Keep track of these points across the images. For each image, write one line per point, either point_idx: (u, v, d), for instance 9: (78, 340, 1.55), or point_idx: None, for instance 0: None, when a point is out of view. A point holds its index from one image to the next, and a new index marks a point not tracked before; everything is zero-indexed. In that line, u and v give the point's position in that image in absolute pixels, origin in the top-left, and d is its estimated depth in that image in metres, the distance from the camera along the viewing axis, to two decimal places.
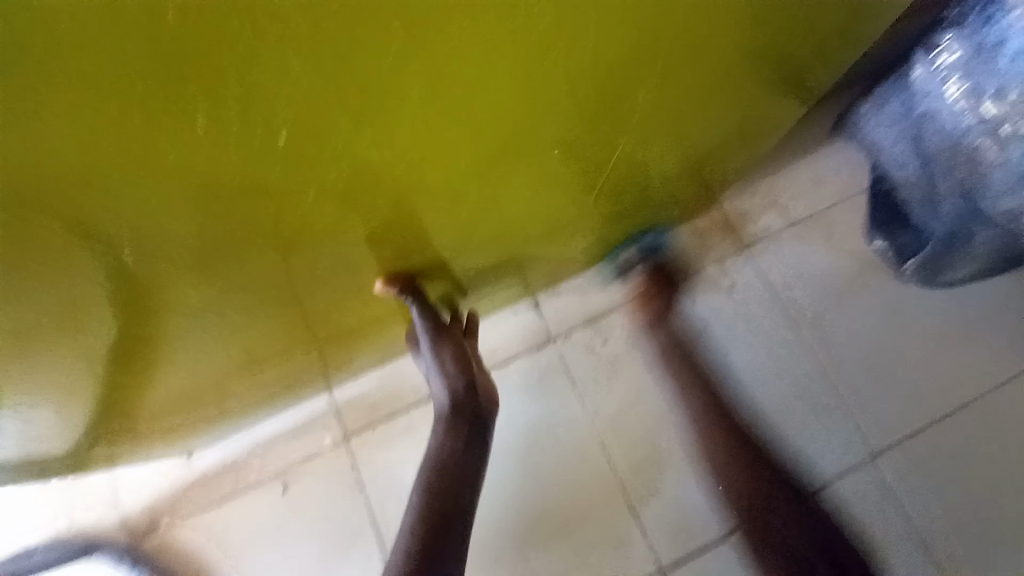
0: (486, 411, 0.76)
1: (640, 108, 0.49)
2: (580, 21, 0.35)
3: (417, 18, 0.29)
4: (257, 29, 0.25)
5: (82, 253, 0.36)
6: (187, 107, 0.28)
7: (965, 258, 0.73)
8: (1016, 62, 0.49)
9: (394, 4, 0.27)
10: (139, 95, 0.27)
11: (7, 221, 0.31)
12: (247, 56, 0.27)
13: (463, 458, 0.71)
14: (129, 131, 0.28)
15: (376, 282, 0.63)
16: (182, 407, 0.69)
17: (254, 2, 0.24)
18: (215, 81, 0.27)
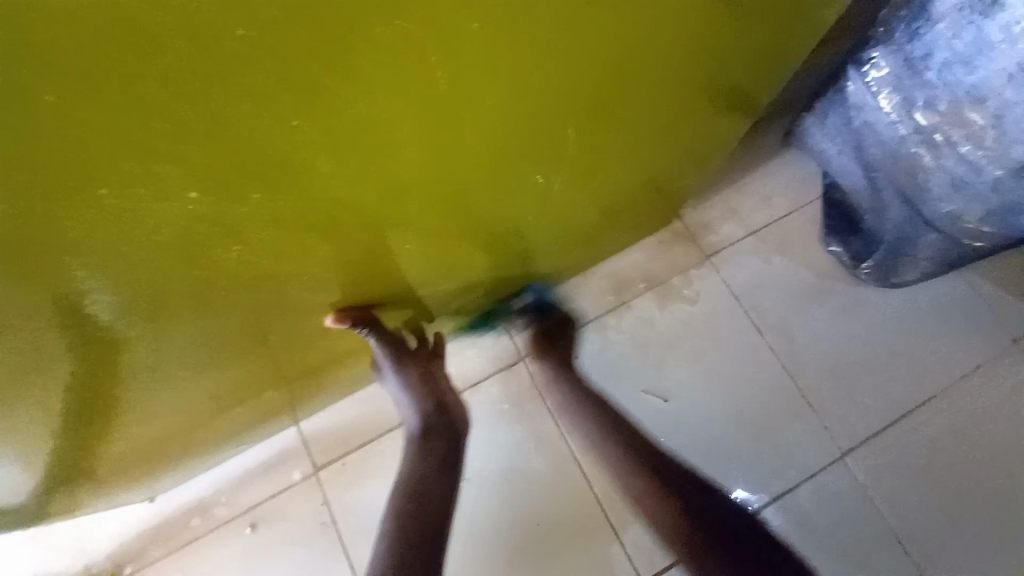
0: (460, 426, 0.75)
1: (597, 127, 0.49)
2: (531, 51, 0.34)
3: (357, 68, 0.28)
4: (198, 88, 0.25)
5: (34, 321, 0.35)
6: (133, 167, 0.28)
7: (913, 265, 0.75)
8: (943, 75, 0.53)
9: (332, 55, 0.27)
10: (78, 160, 0.26)
11: None
12: (188, 114, 0.26)
13: (436, 472, 0.71)
14: (83, 194, 0.28)
15: (326, 319, 0.60)
16: (142, 460, 0.69)
17: (193, 62, 0.24)
18: (146, 150, 0.27)
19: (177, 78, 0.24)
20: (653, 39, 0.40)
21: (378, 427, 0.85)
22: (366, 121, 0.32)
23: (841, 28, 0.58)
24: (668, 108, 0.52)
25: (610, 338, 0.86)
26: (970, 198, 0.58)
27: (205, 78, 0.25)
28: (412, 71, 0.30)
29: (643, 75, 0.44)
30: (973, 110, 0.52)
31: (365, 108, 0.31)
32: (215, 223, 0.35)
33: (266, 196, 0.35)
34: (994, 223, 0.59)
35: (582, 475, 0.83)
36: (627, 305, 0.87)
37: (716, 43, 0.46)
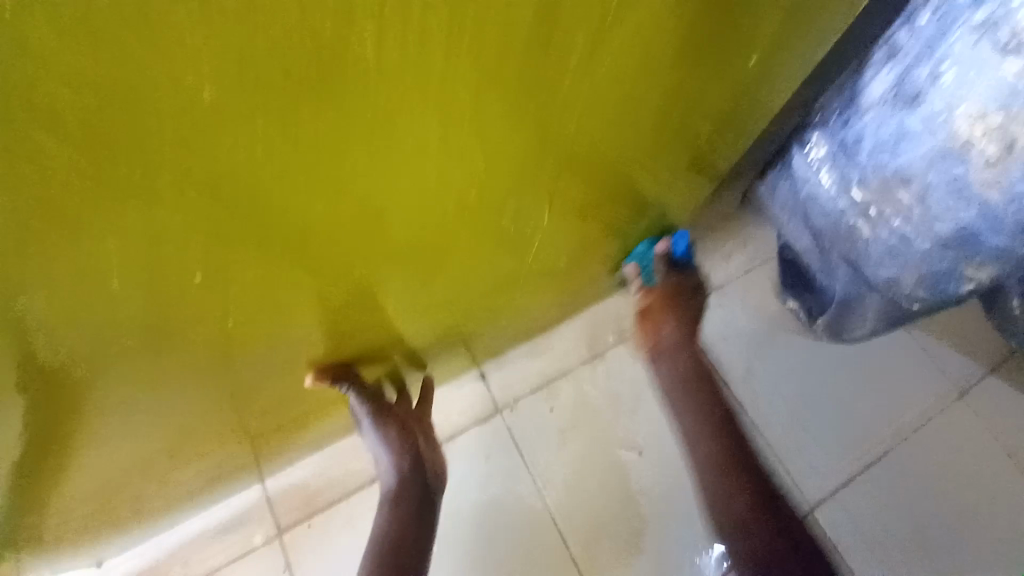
0: (435, 487, 0.74)
1: (571, 190, 0.53)
2: (505, 126, 0.39)
3: (347, 138, 0.32)
4: (201, 150, 0.28)
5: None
6: (132, 221, 0.30)
7: (862, 323, 0.80)
8: (872, 157, 0.60)
9: (327, 127, 0.30)
10: (80, 212, 0.28)
11: None
12: (189, 173, 0.29)
13: (416, 530, 0.69)
14: (74, 246, 0.29)
15: (307, 376, 0.60)
16: (89, 521, 0.65)
17: (200, 130, 0.27)
18: (144, 206, 0.29)
19: (179, 147, 0.27)
20: (613, 114, 0.46)
21: (348, 483, 0.83)
22: (350, 182, 0.35)
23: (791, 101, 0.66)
24: (629, 175, 0.57)
25: (585, 388, 0.88)
26: (904, 264, 0.64)
27: (210, 144, 0.28)
28: (397, 142, 0.34)
29: (608, 144, 0.50)
30: (900, 189, 0.59)
31: (352, 172, 0.35)
32: (200, 275, 0.37)
33: (251, 250, 0.37)
34: (926, 288, 0.64)
35: (560, 532, 0.81)
36: (601, 355, 0.90)
37: (670, 119, 0.52)
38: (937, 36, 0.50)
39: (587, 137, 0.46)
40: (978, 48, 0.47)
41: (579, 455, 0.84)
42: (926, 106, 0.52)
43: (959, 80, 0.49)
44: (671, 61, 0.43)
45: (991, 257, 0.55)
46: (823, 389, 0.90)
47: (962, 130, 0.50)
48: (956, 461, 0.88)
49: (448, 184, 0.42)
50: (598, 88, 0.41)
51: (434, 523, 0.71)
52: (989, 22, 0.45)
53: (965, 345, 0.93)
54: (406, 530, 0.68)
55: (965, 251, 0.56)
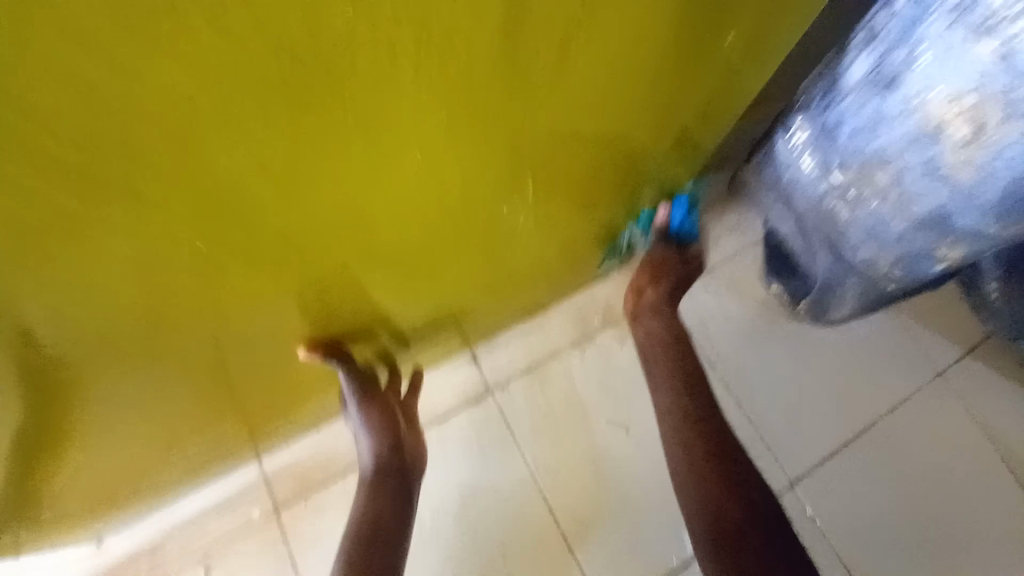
0: (412, 473, 0.74)
1: (557, 177, 0.54)
2: (490, 113, 0.39)
3: (337, 128, 0.33)
4: (192, 139, 0.29)
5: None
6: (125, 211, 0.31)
7: (842, 304, 0.82)
8: (851, 140, 0.61)
9: (315, 116, 0.31)
10: (70, 204, 0.29)
11: None
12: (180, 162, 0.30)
13: (393, 507, 0.69)
14: (68, 237, 0.30)
15: (298, 349, 0.60)
16: (87, 505, 0.66)
17: (191, 120, 0.28)
18: (135, 195, 0.30)
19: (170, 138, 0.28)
20: (592, 104, 0.45)
21: (342, 461, 0.85)
22: (335, 167, 0.36)
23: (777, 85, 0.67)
24: (612, 163, 0.58)
25: (574, 370, 0.90)
26: (881, 244, 0.66)
27: (199, 132, 0.29)
28: (385, 131, 0.35)
29: (588, 134, 0.49)
30: (878, 171, 0.60)
31: (340, 161, 0.36)
32: (193, 263, 0.38)
33: (236, 235, 0.37)
34: (904, 268, 0.66)
35: (551, 507, 0.84)
36: (590, 338, 0.92)
37: (650, 105, 0.51)
38: (916, 19, 0.50)
39: (579, 124, 0.47)
40: (953, 31, 0.47)
41: (567, 434, 0.87)
42: (902, 89, 0.53)
43: (934, 62, 0.50)
44: (643, 51, 0.42)
45: (962, 236, 0.57)
46: (806, 369, 0.93)
47: (936, 112, 0.51)
48: (933, 438, 0.91)
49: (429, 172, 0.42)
50: (579, 78, 0.41)
51: (412, 503, 0.71)
52: (963, 6, 0.46)
53: (946, 328, 0.95)
54: (382, 509, 0.68)
55: (939, 231, 0.58)
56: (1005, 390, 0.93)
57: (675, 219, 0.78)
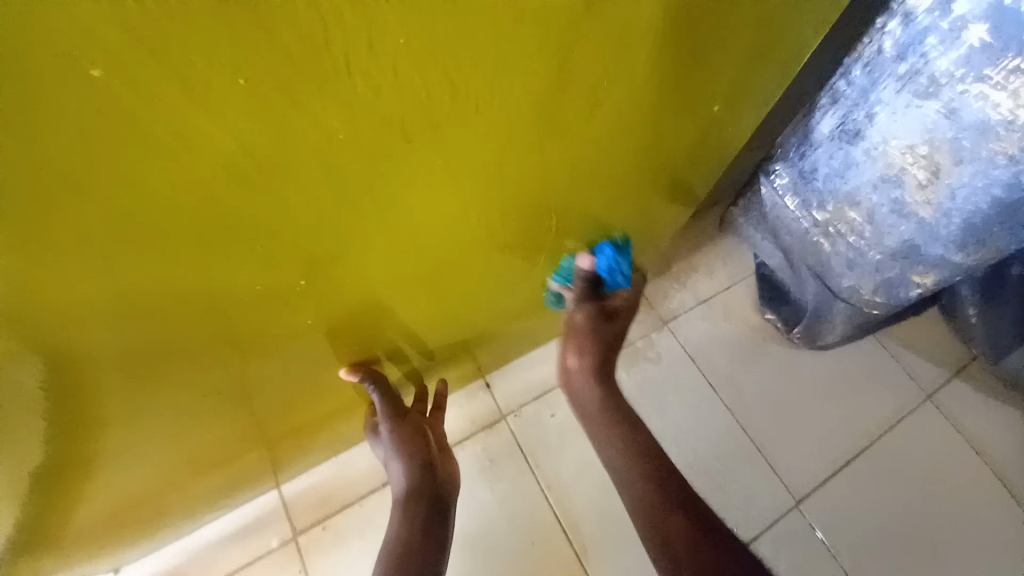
0: (446, 489, 0.75)
1: (571, 215, 0.60)
2: (523, 157, 0.45)
3: (405, 171, 0.39)
4: (288, 183, 0.34)
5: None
6: (219, 244, 0.35)
7: (832, 330, 0.88)
8: (828, 185, 0.69)
9: (389, 160, 0.37)
10: (182, 239, 0.33)
11: (55, 339, 0.36)
12: (274, 203, 0.35)
13: (432, 520, 0.70)
14: (178, 268, 0.35)
15: (341, 368, 0.65)
16: (111, 528, 0.67)
17: (294, 170, 0.33)
18: (232, 231, 0.35)
19: (272, 184, 0.33)
20: (599, 154, 0.52)
21: (359, 486, 0.88)
22: (371, 204, 0.40)
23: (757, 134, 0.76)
24: (608, 208, 0.64)
25: None
26: (861, 274, 0.72)
27: (294, 177, 0.33)
28: (441, 173, 0.41)
29: (592, 182, 0.56)
30: (851, 210, 0.68)
31: (400, 199, 0.41)
32: (268, 288, 0.43)
33: (275, 265, 0.41)
34: (883, 293, 0.72)
35: (563, 528, 0.86)
36: None
37: (647, 157, 0.59)
38: (870, 85, 0.58)
39: (596, 166, 0.54)
40: (903, 94, 0.56)
41: (575, 457, 0.90)
42: (866, 141, 0.62)
43: (890, 118, 0.58)
44: (641, 113, 0.50)
45: (931, 265, 0.64)
46: (799, 392, 0.98)
47: (896, 159, 0.60)
48: (926, 458, 0.94)
49: (457, 209, 0.47)
50: (597, 132, 0.48)
51: (447, 529, 0.71)
52: (910, 73, 0.54)
53: (927, 353, 1.01)
54: (413, 534, 0.67)
55: (910, 261, 0.66)
56: (989, 409, 0.98)
57: (602, 265, 0.71)
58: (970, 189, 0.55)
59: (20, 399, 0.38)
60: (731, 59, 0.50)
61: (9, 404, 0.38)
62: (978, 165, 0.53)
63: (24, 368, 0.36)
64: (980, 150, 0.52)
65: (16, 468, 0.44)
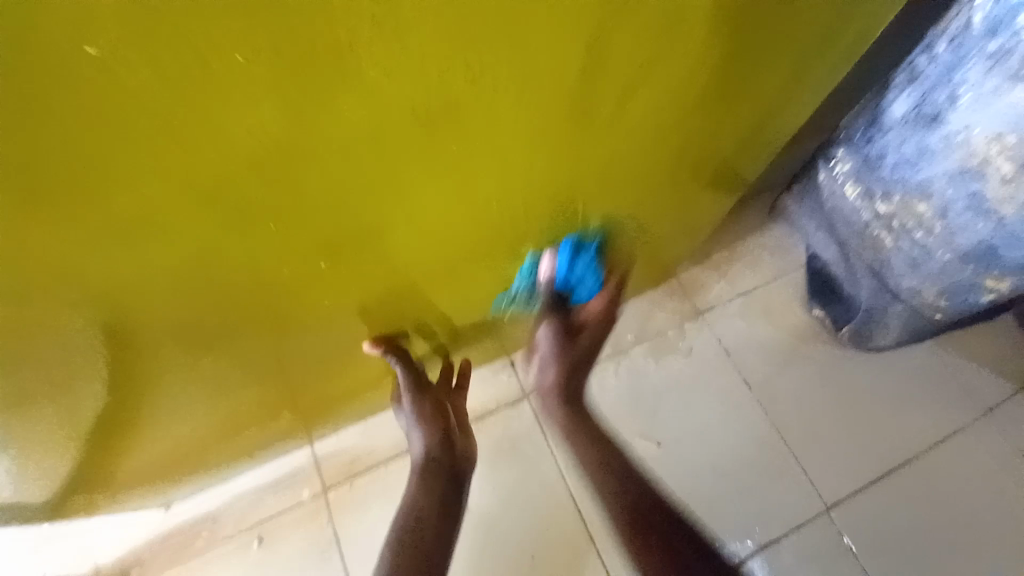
0: (464, 464, 0.76)
1: (605, 203, 0.57)
2: (559, 146, 0.43)
3: (435, 161, 0.37)
4: (318, 178, 0.33)
5: (44, 352, 0.38)
6: (254, 233, 0.36)
7: (885, 333, 0.82)
8: (895, 172, 0.63)
9: (421, 151, 0.36)
10: (222, 231, 0.34)
11: (111, 315, 0.38)
12: (303, 196, 0.34)
13: (446, 494, 0.71)
14: (215, 253, 0.36)
15: (365, 343, 0.66)
16: (159, 470, 0.73)
17: (325, 165, 0.32)
18: (266, 221, 0.35)
19: (306, 180, 0.33)
20: (641, 141, 0.48)
21: (385, 451, 0.92)
22: (399, 192, 0.39)
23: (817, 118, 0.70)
24: (648, 191, 0.61)
25: (607, 383, 0.92)
26: (925, 275, 0.66)
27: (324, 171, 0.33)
28: (474, 161, 0.40)
29: (631, 168, 0.53)
30: (920, 203, 0.62)
31: (431, 185, 0.40)
32: (300, 270, 0.43)
33: (303, 250, 0.41)
34: (948, 298, 0.66)
35: (576, 508, 0.87)
36: (624, 352, 0.94)
37: (691, 141, 0.55)
38: (954, 63, 0.52)
39: (634, 153, 0.51)
40: (991, 76, 0.49)
41: None
42: (945, 126, 0.55)
43: (974, 102, 0.51)
44: (685, 99, 0.45)
45: (1007, 271, 0.57)
46: (840, 395, 0.92)
47: (978, 149, 0.53)
48: (976, 476, 0.88)
49: (488, 196, 0.46)
50: (635, 119, 0.45)
51: (460, 504, 0.72)
52: (1000, 52, 0.48)
53: (989, 364, 0.94)
54: (426, 507, 0.69)
55: (983, 264, 0.59)
56: None
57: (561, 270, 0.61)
58: None
59: (78, 360, 0.41)
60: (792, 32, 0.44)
61: (72, 360, 0.41)
62: None
63: (84, 338, 0.39)
64: None
65: (70, 413, 0.48)
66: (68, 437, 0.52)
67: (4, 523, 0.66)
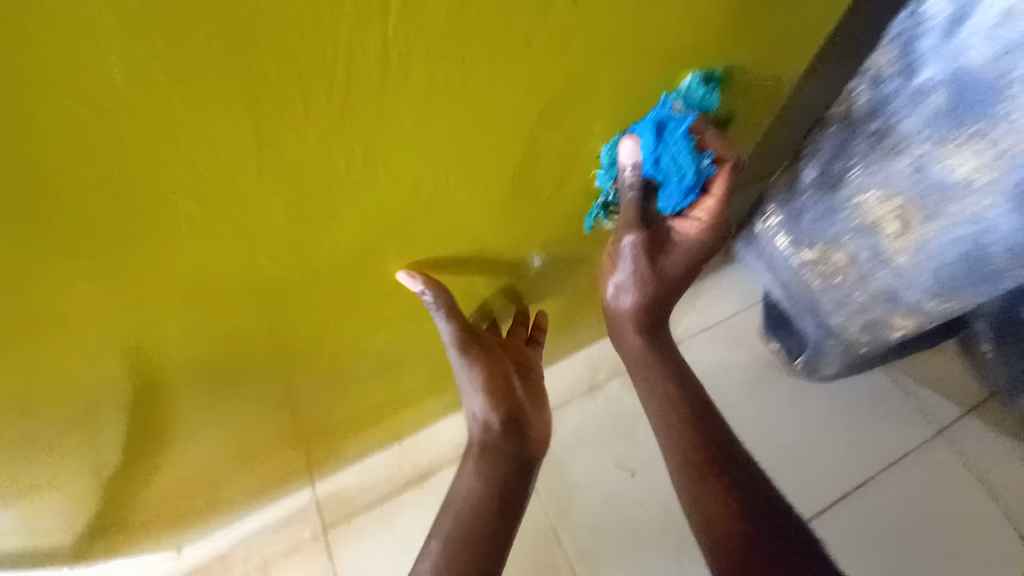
0: (524, 449, 0.75)
1: (559, 258, 0.65)
2: (505, 224, 0.52)
3: (399, 246, 0.47)
4: (301, 264, 0.42)
5: (82, 408, 0.46)
6: (254, 305, 0.45)
7: (829, 362, 0.90)
8: (813, 227, 0.71)
9: (391, 241, 0.45)
10: (226, 305, 0.43)
11: (137, 375, 0.46)
12: (292, 277, 0.43)
13: (507, 477, 0.73)
14: (222, 323, 0.45)
15: (399, 276, 0.51)
16: (170, 512, 0.79)
17: (308, 255, 0.41)
18: (262, 298, 0.44)
19: (292, 265, 0.42)
20: (581, 215, 0.57)
21: (379, 490, 1.00)
22: (377, 265, 0.48)
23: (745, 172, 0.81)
24: (596, 251, 0.68)
25: (584, 416, 1.01)
26: (851, 312, 0.74)
27: (308, 258, 0.42)
28: (434, 243, 0.49)
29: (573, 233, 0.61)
30: (836, 252, 0.70)
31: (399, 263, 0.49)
32: (294, 333, 0.52)
33: (295, 318, 0.49)
34: (870, 332, 0.75)
35: (559, 537, 0.94)
36: (600, 386, 1.03)
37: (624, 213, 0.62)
38: (847, 138, 0.59)
39: (572, 224, 0.59)
40: (874, 151, 0.57)
41: (577, 471, 0.98)
42: (846, 190, 0.62)
43: (865, 171, 0.59)
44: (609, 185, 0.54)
45: (909, 310, 0.66)
46: (802, 419, 1.00)
47: (873, 211, 0.61)
48: (929, 494, 0.95)
49: (452, 263, 0.55)
50: (562, 199, 0.52)
51: (523, 485, 0.74)
52: (878, 132, 0.55)
53: (939, 387, 1.01)
54: (491, 489, 0.71)
55: (891, 305, 0.68)
56: (1002, 449, 0.97)
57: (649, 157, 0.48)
58: (940, 245, 0.56)
59: (105, 416, 0.49)
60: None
61: (102, 415, 0.49)
62: (946, 222, 0.54)
63: (110, 398, 0.47)
64: (947, 210, 0.53)
65: (96, 458, 0.56)
66: (91, 477, 0.60)
67: (29, 564, 0.72)
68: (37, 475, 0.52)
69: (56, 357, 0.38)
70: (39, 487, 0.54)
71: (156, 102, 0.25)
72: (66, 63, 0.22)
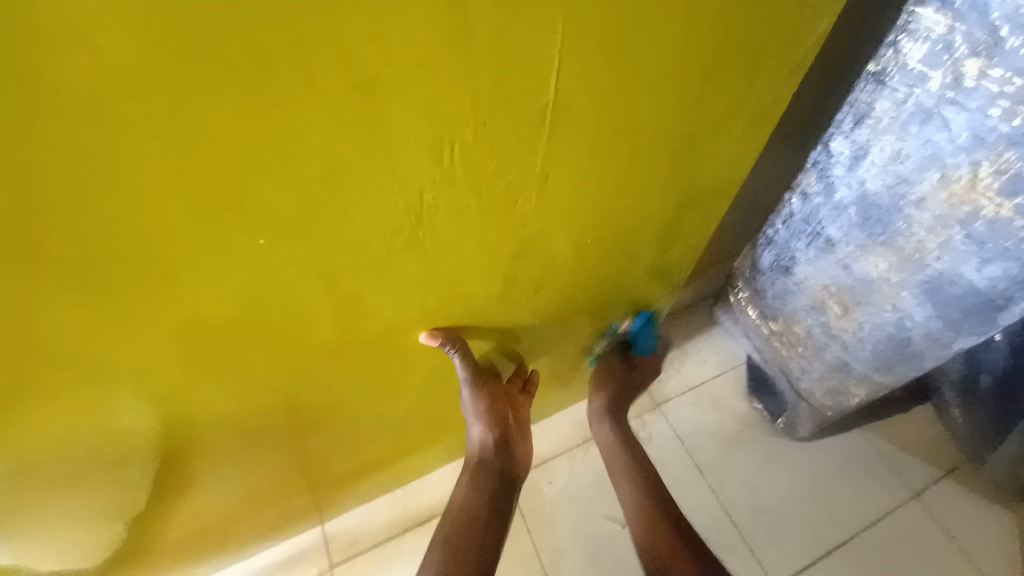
0: (511, 470, 0.85)
1: (549, 324, 0.75)
2: (501, 299, 0.63)
3: (408, 312, 0.57)
4: (323, 323, 0.53)
5: (132, 439, 0.54)
6: (283, 353, 0.54)
7: (802, 423, 0.98)
8: (773, 303, 0.81)
9: (401, 307, 0.56)
10: (260, 352, 0.52)
11: (180, 410, 0.55)
12: (315, 331, 0.53)
13: (494, 494, 0.81)
14: (254, 366, 0.54)
15: (422, 333, 0.62)
16: (192, 543, 0.87)
17: (331, 314, 0.52)
18: (289, 348, 0.54)
19: (316, 322, 0.52)
20: (564, 291, 0.68)
21: (383, 531, 1.06)
22: (388, 326, 0.58)
23: (712, 250, 0.93)
24: (584, 317, 0.78)
25: (577, 466, 1.08)
26: (813, 378, 0.83)
27: (330, 317, 0.52)
28: (438, 310, 0.59)
29: (559, 307, 0.72)
30: (796, 326, 0.79)
31: (406, 325, 0.59)
32: (314, 380, 0.62)
33: (317, 366, 0.59)
34: (831, 398, 0.83)
35: None
36: (592, 438, 1.10)
37: (604, 288, 0.73)
38: (789, 236, 0.70)
39: (560, 297, 0.69)
40: (810, 248, 0.68)
41: (569, 520, 1.04)
42: (795, 276, 0.73)
43: (807, 263, 0.69)
44: (587, 267, 0.65)
45: (859, 380, 0.75)
46: (785, 479, 1.05)
47: (818, 294, 0.71)
48: (907, 555, 0.99)
49: (455, 330, 0.65)
50: (547, 279, 0.63)
51: (508, 503, 0.83)
52: (812, 233, 0.66)
53: (915, 450, 1.07)
54: (478, 504, 0.80)
55: (844, 374, 0.76)
56: (976, 512, 1.01)
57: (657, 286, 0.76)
58: (872, 325, 0.66)
59: (150, 451, 0.58)
60: (639, 233, 0.63)
61: (146, 450, 0.57)
62: (873, 306, 0.64)
63: (156, 430, 0.56)
64: (873, 297, 0.64)
65: (133, 493, 0.64)
66: (126, 513, 0.67)
67: None
68: (85, 505, 0.60)
69: (122, 389, 0.48)
70: (78, 515, 0.61)
71: (239, 204, 0.36)
72: (185, 184, 0.33)
